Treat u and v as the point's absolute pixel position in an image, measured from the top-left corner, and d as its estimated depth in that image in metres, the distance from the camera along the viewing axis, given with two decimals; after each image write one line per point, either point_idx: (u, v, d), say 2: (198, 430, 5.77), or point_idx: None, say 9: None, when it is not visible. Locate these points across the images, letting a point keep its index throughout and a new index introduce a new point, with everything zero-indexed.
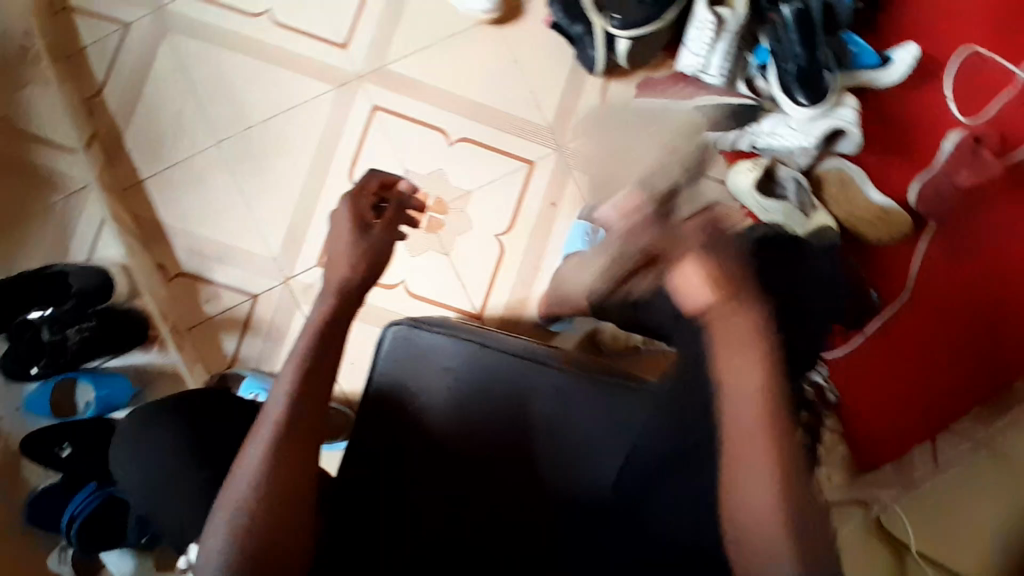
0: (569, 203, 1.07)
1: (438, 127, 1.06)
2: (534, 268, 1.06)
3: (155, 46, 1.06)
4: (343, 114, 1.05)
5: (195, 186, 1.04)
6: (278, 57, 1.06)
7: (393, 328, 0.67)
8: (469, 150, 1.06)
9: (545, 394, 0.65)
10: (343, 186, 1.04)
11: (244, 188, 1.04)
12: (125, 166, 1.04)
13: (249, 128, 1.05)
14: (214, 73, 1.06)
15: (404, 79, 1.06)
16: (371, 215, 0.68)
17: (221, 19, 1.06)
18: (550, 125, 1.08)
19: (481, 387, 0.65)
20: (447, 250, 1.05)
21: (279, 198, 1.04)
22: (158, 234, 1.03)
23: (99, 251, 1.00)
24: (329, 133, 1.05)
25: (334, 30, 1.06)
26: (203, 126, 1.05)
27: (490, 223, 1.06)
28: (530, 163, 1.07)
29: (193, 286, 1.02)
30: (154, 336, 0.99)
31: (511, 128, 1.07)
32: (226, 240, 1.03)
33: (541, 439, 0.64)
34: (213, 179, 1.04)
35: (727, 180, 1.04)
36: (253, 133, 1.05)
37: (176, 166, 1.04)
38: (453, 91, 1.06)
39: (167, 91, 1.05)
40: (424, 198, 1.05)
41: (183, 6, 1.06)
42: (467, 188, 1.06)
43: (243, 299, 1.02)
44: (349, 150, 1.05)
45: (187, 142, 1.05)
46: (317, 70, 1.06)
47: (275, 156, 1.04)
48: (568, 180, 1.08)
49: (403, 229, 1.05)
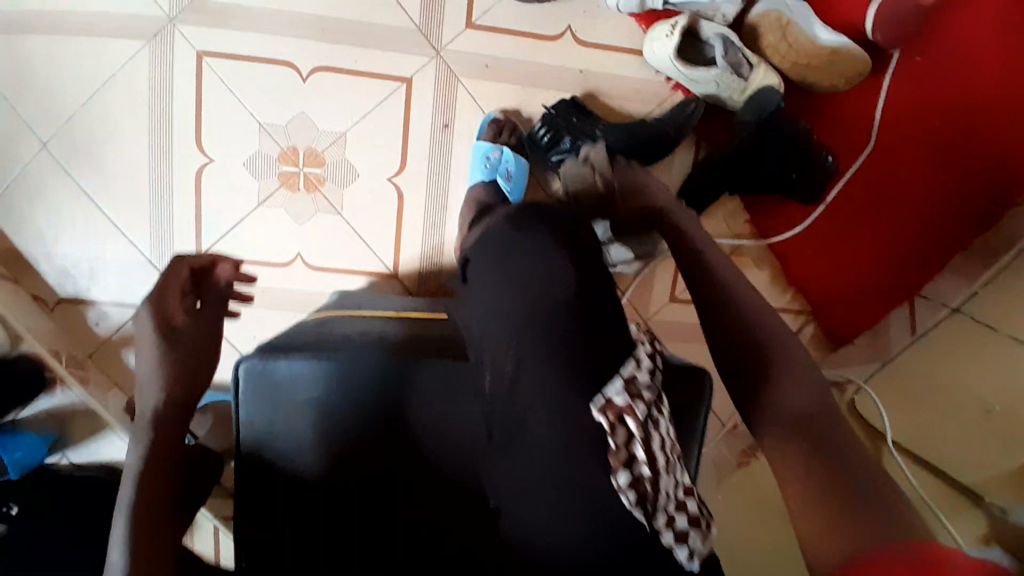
0: (464, 120, 0.90)
1: (285, 62, 0.87)
2: (441, 207, 0.92)
3: None
4: (168, 72, 0.87)
5: (35, 201, 0.89)
6: (66, 18, 0.85)
7: (244, 365, 0.59)
8: (330, 81, 0.88)
9: (424, 403, 0.60)
10: (196, 159, 0.89)
11: (88, 189, 0.89)
12: None
13: (67, 116, 0.87)
14: (0, 58, 0.86)
15: (223, 10, 0.86)
16: (179, 312, 0.60)
17: None
18: (419, 28, 0.88)
19: (356, 408, 0.60)
20: (337, 208, 0.91)
21: (131, 192, 0.89)
22: (20, 264, 0.91)
23: None
24: (158, 99, 0.87)
25: None
26: (17, 128, 0.87)
27: (380, 166, 0.90)
28: (407, 81, 0.89)
29: (76, 310, 0.92)
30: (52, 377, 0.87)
31: (373, 43, 0.88)
32: (92, 252, 0.91)
33: (430, 449, 0.60)
34: (53, 189, 0.89)
35: (647, 50, 0.87)
36: (73, 122, 0.87)
37: (7, 184, 0.89)
38: (287, 12, 0.86)
39: None
40: (294, 153, 0.90)
41: None
42: (340, 129, 0.89)
43: (132, 311, 0.92)
44: (190, 116, 0.88)
45: (8, 151, 0.88)
46: (116, 22, 0.85)
47: (109, 143, 0.88)
48: (458, 91, 0.90)
49: (282, 195, 0.91)
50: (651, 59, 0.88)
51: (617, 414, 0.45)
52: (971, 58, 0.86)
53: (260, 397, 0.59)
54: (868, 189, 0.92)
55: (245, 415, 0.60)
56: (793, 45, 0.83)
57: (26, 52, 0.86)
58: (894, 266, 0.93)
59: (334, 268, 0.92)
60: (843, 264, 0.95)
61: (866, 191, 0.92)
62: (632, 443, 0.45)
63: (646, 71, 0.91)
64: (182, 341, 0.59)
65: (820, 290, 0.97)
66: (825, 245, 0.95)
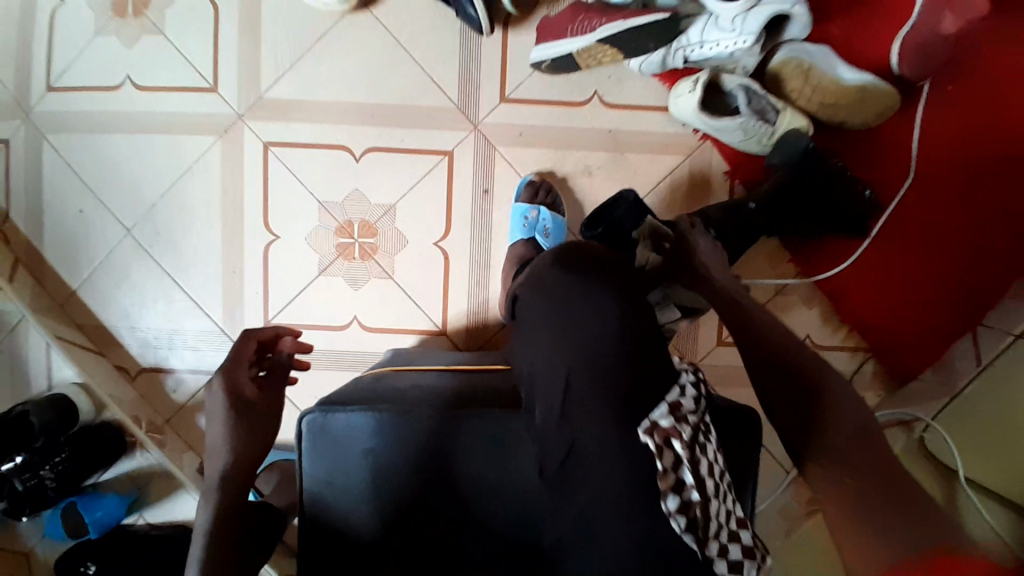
0: (502, 183, 0.97)
1: (342, 145, 0.97)
2: (484, 265, 0.98)
3: (27, 149, 0.99)
4: (240, 163, 0.98)
5: (124, 282, 1.00)
6: (155, 121, 0.98)
7: (307, 418, 0.63)
8: (381, 159, 0.97)
9: (472, 454, 0.63)
10: (263, 236, 0.99)
11: (171, 267, 0.99)
12: (55, 280, 0.99)
13: (154, 206, 0.99)
14: (97, 160, 0.99)
15: (287, 105, 0.97)
16: (246, 384, 0.68)
17: (86, 102, 0.98)
18: (458, 105, 0.96)
19: (411, 458, 0.63)
20: (389, 272, 0.98)
21: (208, 269, 0.99)
22: (110, 338, 1.00)
23: (58, 374, 0.97)
24: (231, 185, 0.98)
25: (198, 74, 0.97)
26: (110, 219, 0.99)
27: (426, 232, 0.97)
28: (448, 153, 0.97)
29: (157, 378, 1.00)
30: (133, 441, 0.95)
31: (417, 122, 0.97)
32: (173, 325, 1.00)
33: (476, 501, 0.63)
34: (139, 270, 0.99)
35: (673, 105, 0.91)
36: (159, 210, 0.99)
37: (100, 268, 1.00)
38: (342, 102, 0.97)
39: (62, 192, 0.99)
40: (350, 226, 0.98)
41: (46, 101, 0.98)
42: (390, 200, 0.97)
43: (207, 378, 1.00)
44: (258, 199, 0.98)
45: (102, 239, 1.00)
46: (195, 124, 0.98)
47: (190, 227, 0.99)
48: (494, 158, 0.97)
49: (340, 264, 0.98)
50: (676, 113, 0.92)
51: (664, 437, 0.49)
52: (1004, 88, 0.86)
53: (321, 449, 0.63)
54: (909, 224, 0.90)
55: (307, 471, 0.64)
56: (817, 87, 0.85)
57: (120, 154, 0.99)
58: (942, 299, 0.91)
59: (388, 328, 0.99)
60: (898, 297, 0.92)
61: (913, 221, 0.91)
62: (679, 468, 0.49)
63: (672, 125, 0.95)
64: (248, 412, 0.66)
65: (876, 324, 0.94)
66: (875, 279, 0.93)
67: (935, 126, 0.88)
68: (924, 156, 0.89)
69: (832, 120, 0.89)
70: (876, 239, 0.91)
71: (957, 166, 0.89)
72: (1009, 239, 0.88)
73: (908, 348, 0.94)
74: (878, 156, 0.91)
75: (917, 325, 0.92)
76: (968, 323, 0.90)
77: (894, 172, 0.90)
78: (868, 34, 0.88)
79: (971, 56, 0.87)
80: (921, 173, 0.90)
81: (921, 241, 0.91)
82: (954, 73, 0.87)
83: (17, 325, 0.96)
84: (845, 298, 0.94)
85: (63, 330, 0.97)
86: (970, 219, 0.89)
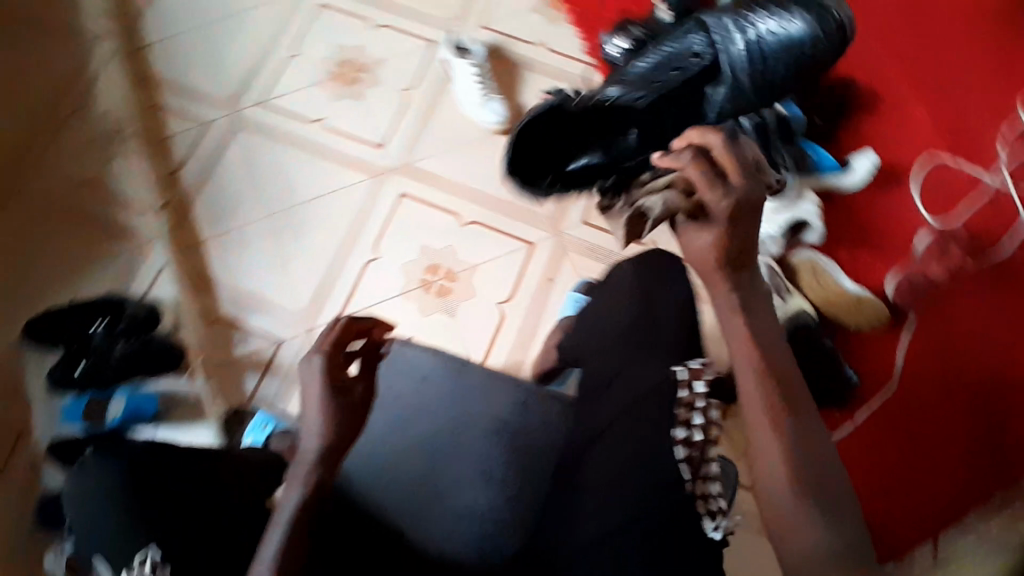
0: (565, 277, 1.20)
1: (455, 212, 1.24)
2: (530, 334, 1.16)
3: (223, 133, 1.28)
4: (377, 198, 1.25)
5: (242, 249, 1.20)
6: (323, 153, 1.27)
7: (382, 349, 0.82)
8: (480, 230, 1.23)
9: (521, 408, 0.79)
10: (366, 254, 1.20)
11: (285, 251, 1.20)
12: (189, 226, 1.21)
13: (295, 205, 1.23)
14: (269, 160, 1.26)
15: (429, 173, 1.26)
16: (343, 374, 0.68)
17: (281, 121, 1.29)
18: (551, 213, 1.24)
19: None
20: (452, 312, 1.17)
21: (313, 262, 1.19)
22: (207, 284, 1.17)
23: (155, 291, 1.16)
24: (362, 211, 1.23)
25: (374, 132, 1.29)
26: (258, 202, 1.23)
27: (493, 292, 1.18)
28: (531, 244, 1.22)
29: (230, 329, 1.14)
30: (186, 365, 1.10)
31: (516, 214, 1.24)
32: (262, 294, 1.16)
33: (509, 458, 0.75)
34: (260, 244, 1.20)
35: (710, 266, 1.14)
36: (298, 209, 1.23)
37: (230, 232, 1.21)
38: (468, 183, 1.25)
39: (231, 172, 1.25)
40: (437, 268, 1.20)
41: (254, 110, 1.30)
42: (475, 261, 1.21)
43: (268, 344, 1.13)
44: (378, 227, 1.22)
45: (243, 213, 1.22)
46: (356, 162, 1.27)
47: (315, 227, 1.22)
48: (566, 257, 1.21)
49: (417, 292, 1.18)
50: None
51: (692, 376, 0.70)
52: (978, 331, 1.10)
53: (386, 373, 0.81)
54: (892, 420, 1.07)
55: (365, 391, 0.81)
56: (823, 287, 1.09)
57: (288, 162, 1.26)
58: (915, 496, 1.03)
59: None
60: (883, 477, 1.04)
61: (901, 416, 1.07)
62: (692, 408, 0.68)
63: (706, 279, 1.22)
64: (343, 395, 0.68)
65: (865, 500, 1.03)
66: (864, 457, 1.06)
67: (923, 347, 1.10)
68: (913, 366, 1.09)
69: (828, 317, 1.11)
70: (859, 428, 1.08)
71: (941, 380, 1.08)
72: (981, 451, 1.04)
73: (893, 530, 1.02)
74: (863, 356, 1.11)
75: (900, 507, 1.03)
76: (941, 519, 1.02)
77: (886, 374, 1.10)
78: (873, 263, 1.16)
79: (953, 299, 1.13)
80: (910, 379, 1.09)
81: (905, 434, 1.06)
82: (938, 308, 1.12)
83: (143, 245, 1.19)
84: (837, 468, 1.05)
85: (176, 262, 1.18)
86: (949, 428, 1.06)
